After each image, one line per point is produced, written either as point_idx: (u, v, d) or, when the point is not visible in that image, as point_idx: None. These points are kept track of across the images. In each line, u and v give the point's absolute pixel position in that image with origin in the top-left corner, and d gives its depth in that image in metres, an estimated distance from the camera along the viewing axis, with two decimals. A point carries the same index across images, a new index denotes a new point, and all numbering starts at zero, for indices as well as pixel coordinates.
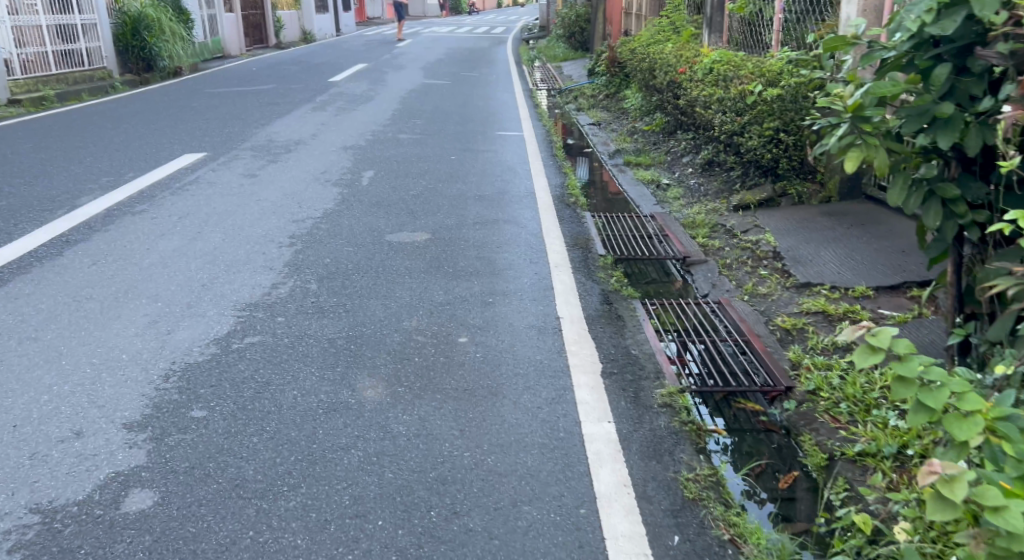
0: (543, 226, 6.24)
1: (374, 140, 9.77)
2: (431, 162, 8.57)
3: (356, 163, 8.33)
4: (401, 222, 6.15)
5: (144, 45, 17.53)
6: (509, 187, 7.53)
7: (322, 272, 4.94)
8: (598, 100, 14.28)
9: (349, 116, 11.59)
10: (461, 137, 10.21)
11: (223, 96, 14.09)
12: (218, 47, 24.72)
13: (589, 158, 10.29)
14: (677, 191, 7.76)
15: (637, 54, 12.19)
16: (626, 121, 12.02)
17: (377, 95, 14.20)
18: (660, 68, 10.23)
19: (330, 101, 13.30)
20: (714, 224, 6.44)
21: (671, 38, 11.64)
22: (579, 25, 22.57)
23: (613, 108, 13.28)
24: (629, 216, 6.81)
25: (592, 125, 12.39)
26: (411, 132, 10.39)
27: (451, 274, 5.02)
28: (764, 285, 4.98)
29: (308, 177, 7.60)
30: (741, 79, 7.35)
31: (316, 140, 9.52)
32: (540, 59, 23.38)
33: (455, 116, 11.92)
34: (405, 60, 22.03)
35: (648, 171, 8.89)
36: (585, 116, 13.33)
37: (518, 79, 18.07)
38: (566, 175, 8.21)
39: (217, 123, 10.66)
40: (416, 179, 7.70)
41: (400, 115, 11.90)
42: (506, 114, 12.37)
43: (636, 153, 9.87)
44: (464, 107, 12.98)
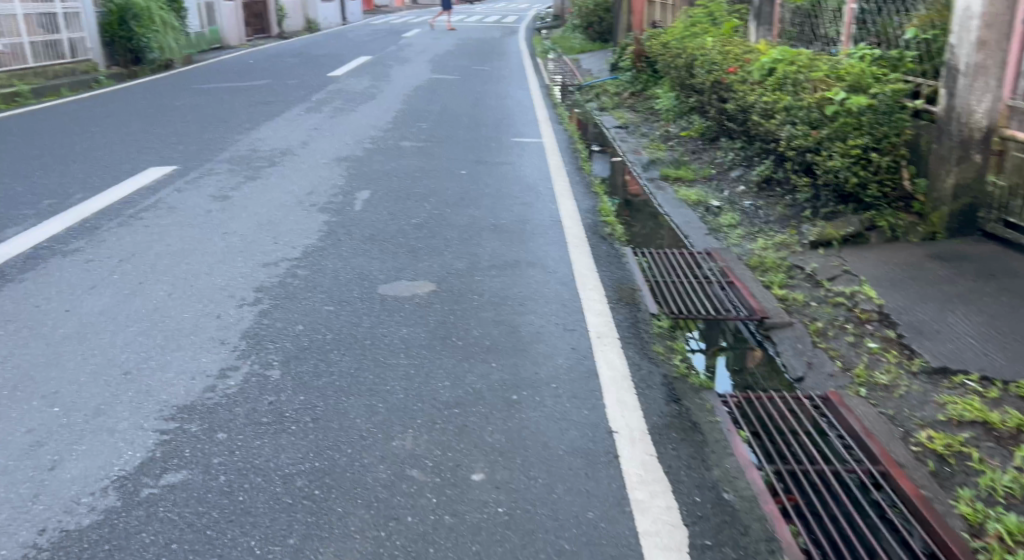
0: (577, 271, 5.01)
1: (374, 149, 8.53)
2: (438, 178, 7.33)
3: (350, 180, 7.10)
4: (399, 266, 4.93)
5: (132, 36, 16.43)
6: (531, 212, 6.28)
7: (290, 349, 3.72)
8: (623, 98, 13.00)
9: (346, 118, 10.36)
10: (472, 145, 8.93)
11: (211, 93, 12.88)
12: (215, 37, 23.60)
13: (619, 168, 9.06)
14: (731, 217, 6.53)
15: (671, 48, 10.90)
16: (658, 124, 10.77)
17: (379, 93, 12.96)
18: (701, 65, 8.97)
19: (327, 100, 12.08)
20: (789, 267, 5.23)
21: (710, 31, 10.36)
22: (597, 15, 21.23)
23: (641, 108, 12.01)
24: (680, 254, 5.59)
25: (619, 128, 11.14)
26: (416, 139, 9.16)
27: (461, 350, 3.78)
28: (881, 368, 3.75)
29: (291, 199, 6.38)
30: (814, 84, 6.11)
31: (307, 149, 8.30)
32: (555, 51, 22.12)
33: (466, 119, 10.64)
34: (412, 52, 20.75)
35: (692, 187, 7.66)
36: (610, 117, 12.07)
37: (532, 73, 16.77)
38: (598, 196, 6.97)
39: (197, 128, 9.44)
40: (419, 201, 6.47)
41: (403, 117, 10.68)
42: (522, 116, 11.13)
43: (675, 164, 8.62)
44: (475, 107, 11.72)
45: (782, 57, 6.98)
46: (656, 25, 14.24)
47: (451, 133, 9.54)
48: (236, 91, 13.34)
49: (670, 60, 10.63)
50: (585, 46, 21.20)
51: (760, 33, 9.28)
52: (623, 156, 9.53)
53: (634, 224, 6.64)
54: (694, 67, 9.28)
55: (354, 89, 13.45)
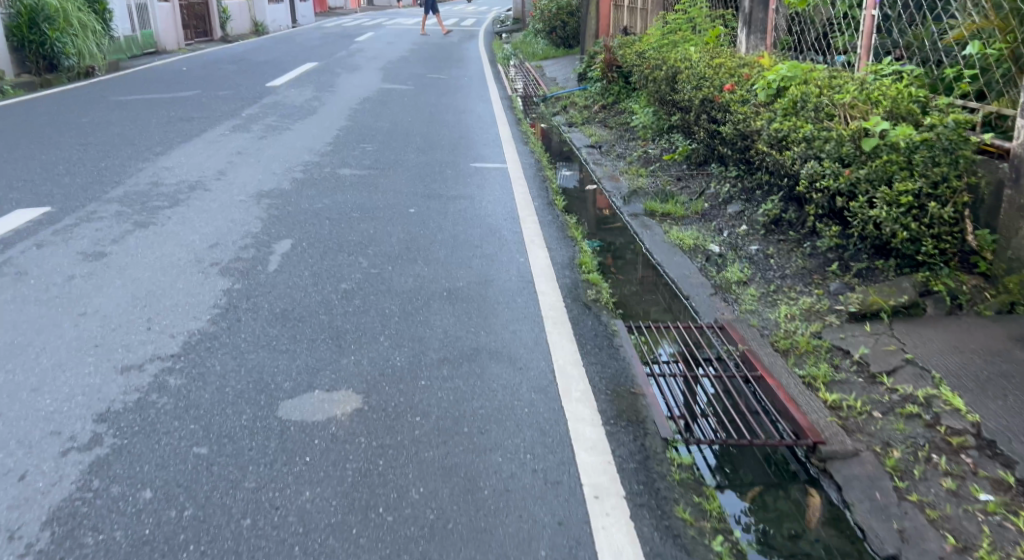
0: (557, 364, 3.74)
1: (306, 179, 7.22)
2: (380, 220, 6.04)
3: (268, 225, 5.78)
4: (314, 364, 3.65)
5: (44, 40, 15.31)
6: (493, 271, 5.03)
7: (119, 545, 2.40)
8: (593, 114, 11.80)
9: (278, 141, 9.01)
10: (423, 175, 7.65)
11: (129, 109, 11.50)
12: (147, 42, 22.28)
13: (593, 198, 7.83)
14: (738, 269, 5.32)
15: (646, 58, 9.73)
16: (635, 144, 9.59)
17: (321, 106, 11.65)
18: (685, 79, 7.80)
19: (259, 116, 10.73)
20: (829, 350, 4.01)
21: (692, 40, 9.21)
22: (560, 19, 20.15)
23: (613, 125, 10.83)
24: (683, 333, 4.36)
25: (590, 147, 9.98)
26: (357, 165, 7.88)
27: (389, 534, 2.49)
28: (1014, 549, 2.56)
29: (188, 256, 5.05)
30: (841, 110, 4.94)
31: (223, 183, 6.96)
32: (517, 56, 20.99)
33: (418, 138, 9.35)
34: (363, 59, 19.36)
35: (683, 225, 6.49)
36: (580, 134, 10.85)
37: (493, 83, 15.51)
38: (575, 243, 5.73)
39: (96, 154, 8.06)
40: (352, 257, 5.18)
41: (346, 136, 9.37)
42: (482, 135, 9.90)
43: (660, 194, 7.41)
44: (428, 124, 10.42)
45: (792, 74, 5.83)
46: (627, 31, 13.15)
47: (398, 158, 8.24)
48: (159, 106, 11.91)
49: (646, 71, 9.46)
50: (550, 51, 20.04)
51: (752, 42, 8.09)
52: (597, 183, 8.32)
53: (620, 278, 5.42)
54: (677, 81, 8.11)
55: (293, 101, 12.11)
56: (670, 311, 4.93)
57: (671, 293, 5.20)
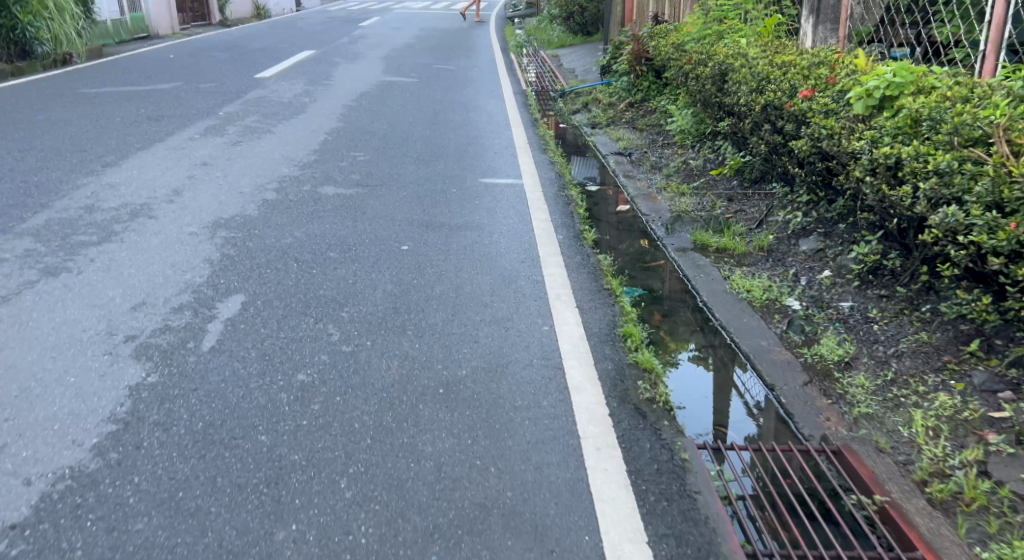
0: (612, 544, 2.44)
1: (279, 204, 5.96)
2: (363, 265, 4.76)
3: (216, 273, 4.51)
4: (232, 540, 2.38)
5: (15, 24, 14.08)
6: (507, 348, 3.74)
7: None
8: (620, 115, 10.48)
9: (254, 149, 7.73)
10: (422, 197, 6.35)
11: (95, 105, 10.25)
12: (137, 27, 21.07)
13: (627, 223, 6.54)
14: (835, 341, 3.98)
15: (685, 52, 8.42)
16: (673, 155, 8.28)
17: (310, 104, 10.36)
18: (740, 80, 6.48)
19: (239, 114, 9.44)
20: (1014, 507, 2.68)
21: (743, 30, 7.88)
22: (579, 4, 18.76)
23: (644, 130, 9.53)
24: (784, 465, 3.05)
25: (619, 156, 8.69)
26: (342, 184, 6.60)
27: None
28: None
29: (99, 323, 3.78)
30: (990, 133, 3.64)
31: (176, 206, 5.71)
32: (532, 43, 19.61)
33: (418, 147, 8.04)
34: (366, 46, 18.03)
35: (746, 267, 5.17)
36: (605, 138, 9.54)
37: (505, 74, 14.14)
38: (615, 300, 4.43)
39: (35, 164, 6.81)
40: (319, 326, 3.90)
41: (334, 143, 8.08)
42: (493, 140, 8.60)
43: (710, 221, 6.08)
44: (431, 127, 9.11)
45: (901, 79, 4.50)
46: (658, 19, 11.77)
47: (394, 175, 6.94)
48: (130, 100, 10.67)
49: (685, 68, 8.16)
50: (567, 39, 18.63)
51: (820, 34, 6.73)
52: (632, 204, 7.02)
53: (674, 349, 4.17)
54: (729, 80, 6.79)
55: (280, 97, 10.82)
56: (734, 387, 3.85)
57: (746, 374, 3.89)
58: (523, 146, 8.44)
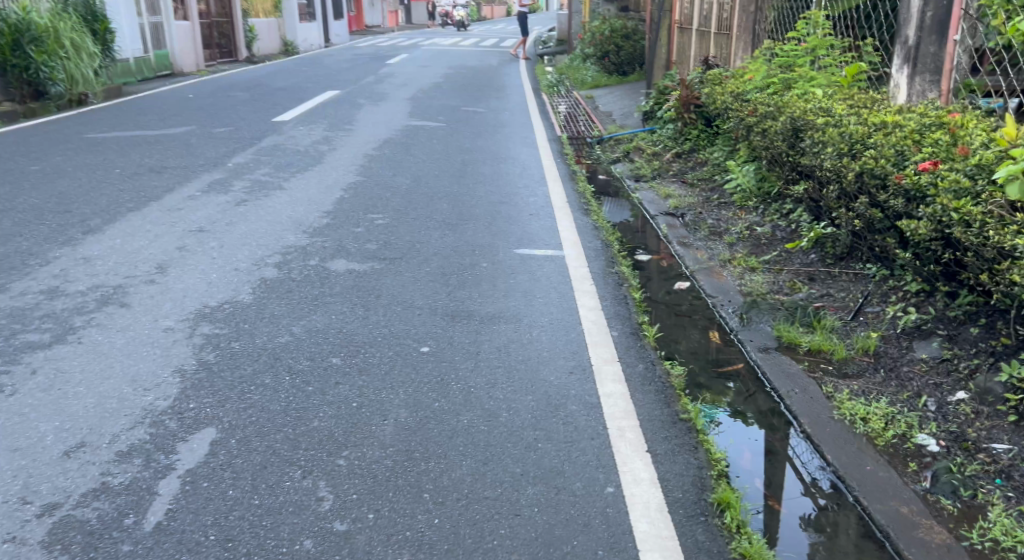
0: None
1: (280, 285, 5.04)
2: (373, 379, 3.80)
3: (186, 393, 3.56)
4: None
5: (30, 64, 13.50)
6: (560, 528, 2.75)
7: None
8: (666, 168, 9.53)
9: (260, 209, 6.86)
10: (447, 276, 5.40)
11: (99, 152, 9.49)
12: (160, 64, 20.60)
13: (689, 306, 5.54)
14: (1008, 516, 2.95)
15: (748, 103, 7.48)
16: (733, 219, 7.30)
17: (328, 154, 9.54)
18: (827, 142, 5.52)
19: (249, 165, 8.62)
20: None
21: (819, 82, 6.94)
22: (614, 42, 18.10)
23: (696, 186, 8.58)
24: None
25: (670, 216, 7.73)
26: (356, 257, 5.70)
27: None
28: None
29: (14, 482, 2.84)
30: None
31: (157, 288, 4.83)
32: (564, 81, 18.91)
33: (445, 209, 7.13)
34: (392, 87, 17.32)
35: (852, 381, 4.15)
36: (651, 194, 8.60)
37: (538, 118, 13.28)
38: (697, 437, 3.40)
39: (9, 229, 5.97)
40: (307, 483, 2.94)
41: (350, 203, 7.21)
42: (529, 199, 7.69)
43: (792, 309, 5.07)
44: (459, 182, 8.23)
45: None
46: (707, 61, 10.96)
47: (416, 247, 6.01)
48: (136, 146, 9.90)
49: (749, 121, 7.22)
50: (601, 78, 17.88)
51: (918, 86, 5.86)
52: (692, 280, 6.04)
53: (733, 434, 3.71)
54: (810, 140, 5.83)
55: (297, 145, 10.03)
56: (790, 464, 3.48)
57: (839, 495, 3.22)
58: (562, 207, 7.47)
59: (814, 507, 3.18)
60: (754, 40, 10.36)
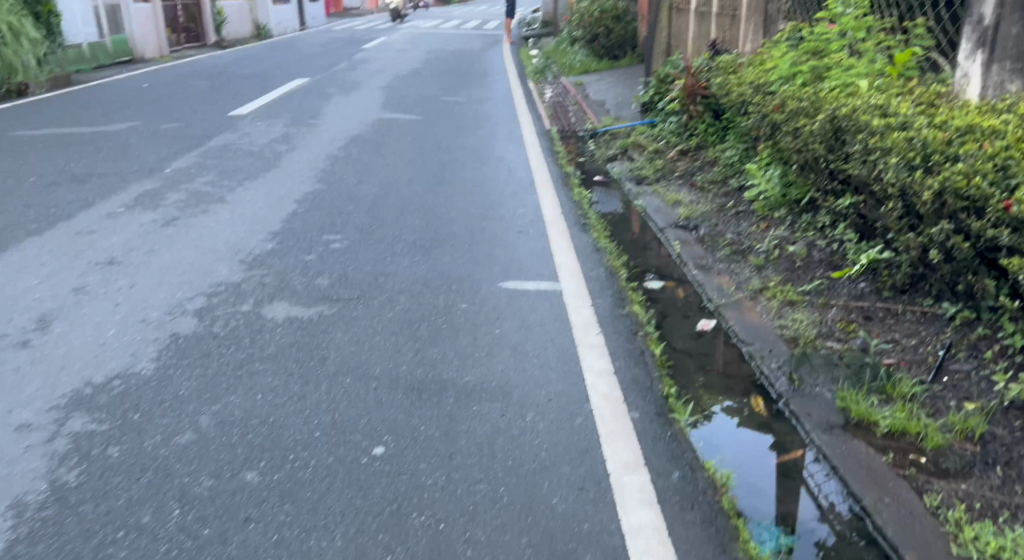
0: None
1: (196, 344, 3.89)
2: (300, 509, 2.68)
3: (14, 552, 2.41)
4: None
5: None
6: None
7: None
8: (671, 169, 8.44)
9: (192, 230, 5.68)
10: (415, 326, 4.26)
11: (19, 154, 8.22)
12: (116, 50, 19.18)
13: (720, 357, 4.42)
14: None
15: (775, 96, 6.39)
16: (756, 235, 6.21)
17: (285, 156, 8.35)
18: (893, 150, 4.45)
19: (189, 171, 7.42)
20: None
21: (861, 72, 5.87)
22: (604, 24, 16.98)
23: (708, 195, 7.51)
24: None
25: (682, 230, 6.67)
26: (302, 298, 4.56)
27: None
28: None
29: None
30: None
31: (27, 356, 3.66)
32: (551, 65, 17.76)
33: (417, 231, 5.99)
34: (365, 73, 16.05)
35: (961, 485, 3.09)
36: (657, 201, 7.54)
37: (523, 109, 12.10)
38: None
39: None
40: None
41: (303, 222, 6.06)
42: (517, 214, 6.58)
43: (856, 367, 3.98)
44: (435, 193, 7.10)
45: None
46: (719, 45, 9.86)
47: (378, 284, 4.87)
48: (64, 146, 8.63)
49: (776, 118, 6.13)
50: (589, 62, 16.75)
51: (999, 75, 4.77)
52: (717, 317, 4.93)
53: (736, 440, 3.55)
54: (867, 147, 4.77)
55: (251, 145, 8.82)
56: (803, 485, 3.24)
57: None
58: (555, 224, 6.32)
59: (830, 533, 2.95)
60: (762, 23, 9.28)
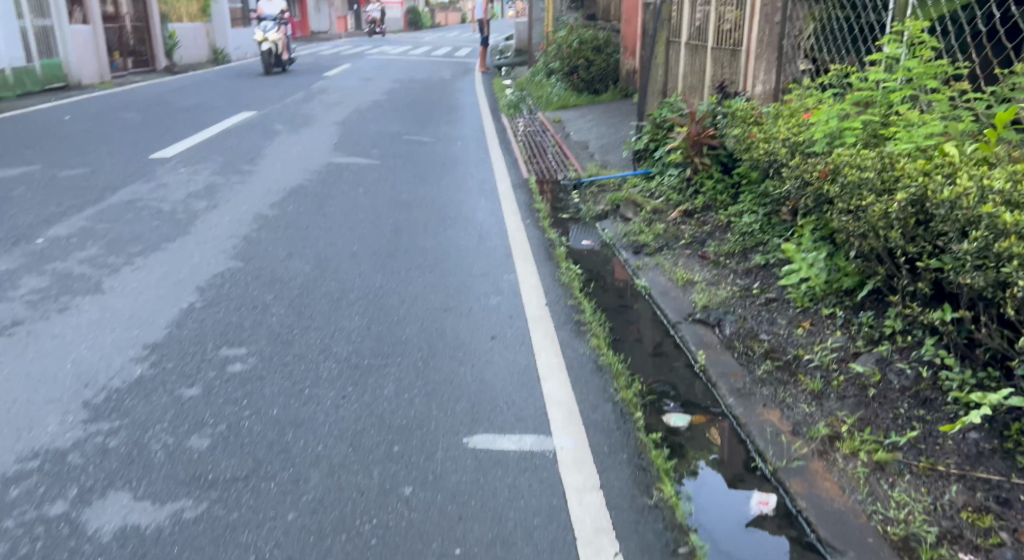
0: None
1: None
2: None
3: None
4: None
5: None
6: None
7: None
8: (675, 237, 7.02)
9: (33, 343, 4.08)
10: (324, 544, 2.69)
11: None
12: (46, 78, 17.52)
13: None
14: None
15: (823, 158, 5.02)
16: (804, 342, 4.76)
17: (202, 218, 6.78)
18: None
19: (69, 242, 5.82)
20: None
21: (942, 132, 4.53)
22: (583, 56, 15.68)
23: (728, 275, 6.08)
24: None
25: (702, 327, 5.24)
26: (159, 481, 3.00)
27: None
28: None
29: None
30: None
31: None
32: (526, 99, 16.41)
33: (353, 339, 4.44)
34: (322, 105, 14.54)
35: None
36: (665, 281, 6.10)
37: (495, 150, 10.64)
38: None
39: None
40: None
41: (197, 326, 4.49)
42: (489, 307, 5.07)
43: None
44: (383, 274, 5.57)
45: None
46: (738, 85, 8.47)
47: (282, 446, 3.30)
48: None
49: (828, 189, 4.75)
50: (568, 96, 15.40)
51: None
52: (778, 490, 3.42)
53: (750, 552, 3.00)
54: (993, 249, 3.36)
55: (162, 200, 7.24)
56: None
57: None
58: (539, 326, 4.77)
59: None
60: (774, 62, 7.98)
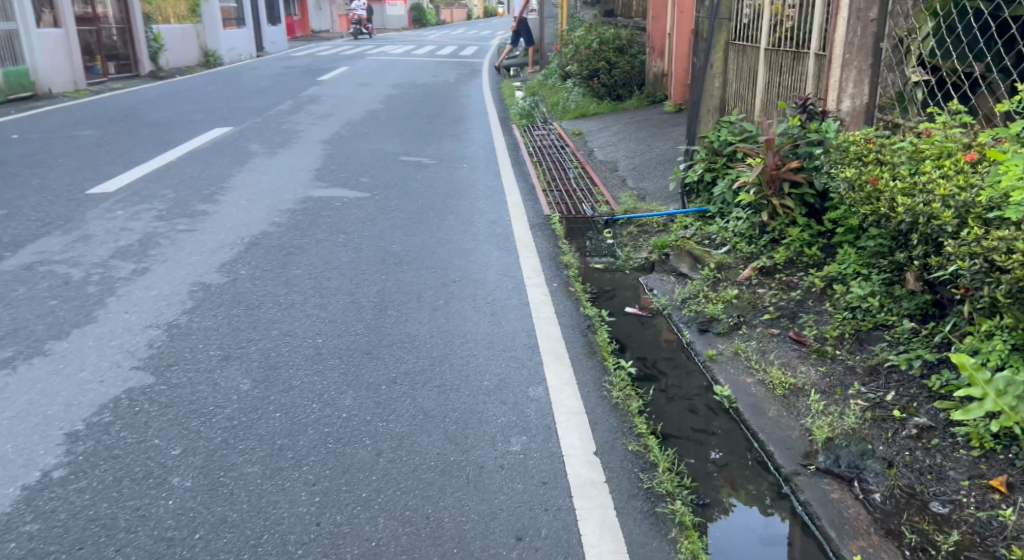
0: None
1: None
2: None
3: None
4: None
5: None
6: None
7: None
8: (753, 307, 5.27)
9: None
10: None
11: None
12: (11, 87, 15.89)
13: None
14: None
15: None
16: (1015, 531, 3.00)
17: (119, 291, 5.04)
18: None
19: None
20: None
21: None
22: (602, 57, 13.96)
23: (845, 377, 4.31)
24: None
25: (835, 480, 3.48)
26: None
27: None
28: None
29: None
30: None
31: None
32: (539, 106, 14.68)
33: (289, 553, 2.71)
34: (310, 118, 12.82)
35: None
36: (754, 386, 4.34)
37: (508, 175, 8.88)
38: None
39: None
40: None
41: (33, 530, 2.76)
42: (507, 461, 3.32)
43: None
44: (353, 395, 3.83)
45: None
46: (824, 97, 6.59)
47: None
48: None
49: None
50: (586, 103, 13.66)
51: None
52: None
53: None
54: None
55: (74, 263, 5.50)
56: None
57: None
58: (593, 512, 3.02)
59: None
60: (868, 71, 6.15)
